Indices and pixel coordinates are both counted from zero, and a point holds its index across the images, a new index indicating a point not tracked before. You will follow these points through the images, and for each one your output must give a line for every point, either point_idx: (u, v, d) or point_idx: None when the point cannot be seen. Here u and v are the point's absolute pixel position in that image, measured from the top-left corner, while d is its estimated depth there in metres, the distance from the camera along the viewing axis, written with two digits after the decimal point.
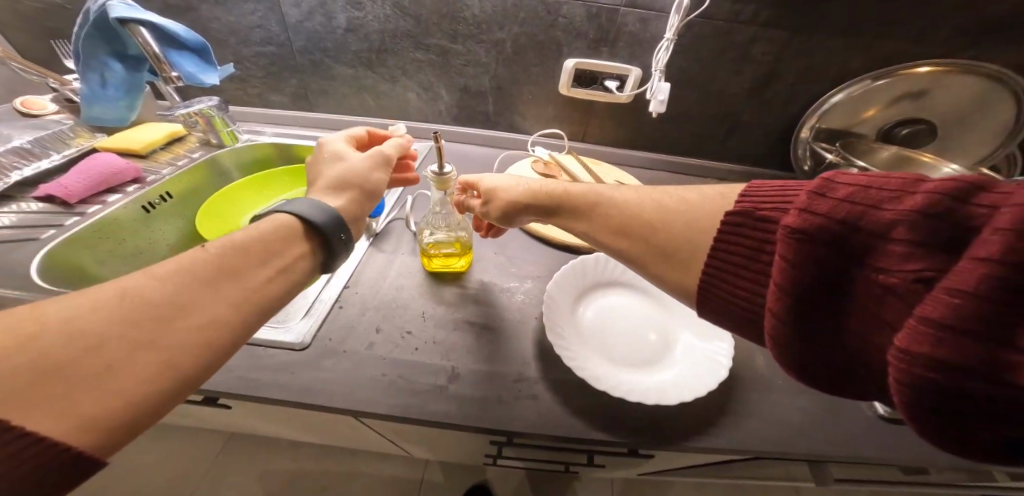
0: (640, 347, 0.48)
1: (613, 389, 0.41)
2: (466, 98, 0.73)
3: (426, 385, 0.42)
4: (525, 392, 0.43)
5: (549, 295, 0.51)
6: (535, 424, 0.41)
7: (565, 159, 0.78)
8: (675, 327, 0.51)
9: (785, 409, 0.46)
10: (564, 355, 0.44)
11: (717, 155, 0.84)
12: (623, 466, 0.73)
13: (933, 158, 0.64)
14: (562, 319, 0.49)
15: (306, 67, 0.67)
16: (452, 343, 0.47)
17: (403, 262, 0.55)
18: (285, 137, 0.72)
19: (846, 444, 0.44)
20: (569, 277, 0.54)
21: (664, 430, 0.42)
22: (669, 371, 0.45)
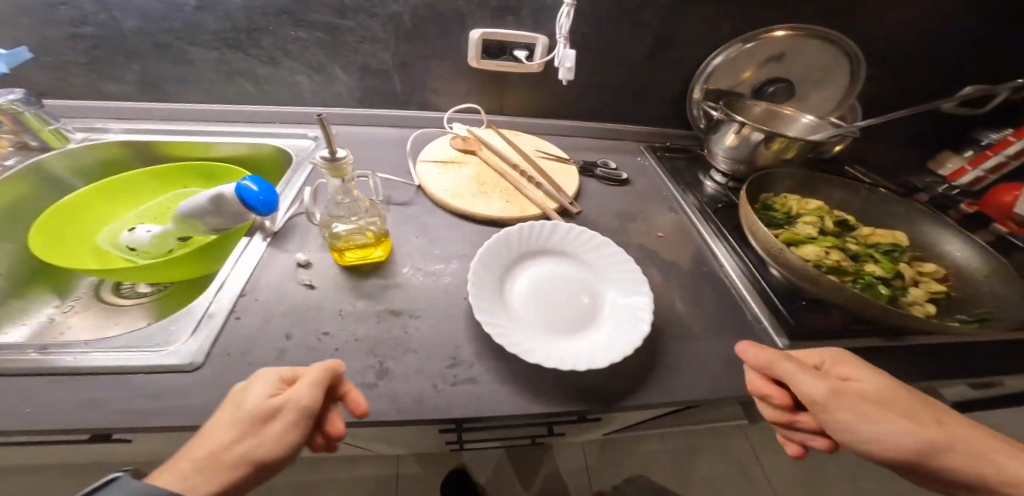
0: (572, 313, 0.47)
1: (545, 361, 0.40)
2: (367, 77, 0.67)
3: (353, 386, 0.39)
4: (461, 377, 0.42)
5: (474, 272, 0.47)
6: (473, 406, 0.40)
7: (485, 134, 0.76)
8: (608, 288, 0.50)
9: (705, 355, 0.48)
10: (493, 333, 0.41)
11: (635, 119, 0.86)
12: (581, 432, 0.74)
13: (792, 111, 0.71)
14: (486, 296, 0.45)
15: (152, 51, 0.58)
16: (378, 337, 0.44)
17: (317, 260, 0.50)
18: (145, 132, 0.62)
19: None
20: (491, 252, 0.50)
21: (599, 395, 0.43)
22: (599, 332, 0.46)
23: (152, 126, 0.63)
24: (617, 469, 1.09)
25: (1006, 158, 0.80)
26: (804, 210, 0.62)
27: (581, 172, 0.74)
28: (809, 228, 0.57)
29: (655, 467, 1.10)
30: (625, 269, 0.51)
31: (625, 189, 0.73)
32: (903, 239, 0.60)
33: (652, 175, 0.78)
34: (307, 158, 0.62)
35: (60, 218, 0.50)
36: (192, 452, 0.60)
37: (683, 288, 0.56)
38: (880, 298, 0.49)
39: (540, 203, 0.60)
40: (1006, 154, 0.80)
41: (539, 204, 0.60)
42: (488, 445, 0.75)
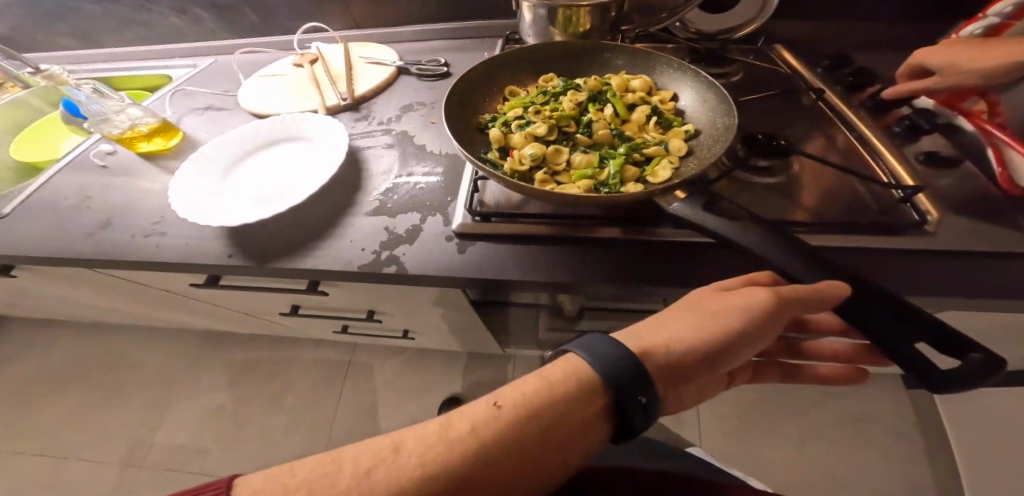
0: (268, 189, 0.59)
1: (191, 207, 0.53)
2: (221, 11, 0.87)
3: (82, 231, 0.60)
4: (154, 232, 0.59)
5: (209, 150, 0.62)
6: (148, 250, 0.56)
7: (333, 49, 0.85)
8: (318, 168, 0.60)
9: (371, 222, 0.55)
10: (171, 184, 0.56)
11: (487, 17, 0.84)
12: (421, 327, 0.83)
13: None
14: (206, 168, 0.60)
15: (97, 13, 0.90)
16: (130, 200, 0.63)
17: (121, 150, 0.72)
18: (99, 72, 0.92)
19: (417, 255, 0.51)
20: (235, 139, 0.64)
21: (241, 248, 0.55)
22: (269, 205, 0.56)
23: (100, 65, 0.96)
24: None
25: (999, 19, 0.63)
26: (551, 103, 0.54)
27: (398, 74, 0.77)
28: (536, 125, 0.50)
29: None
30: (335, 151, 0.59)
31: (438, 84, 0.74)
32: (664, 95, 0.55)
33: None
34: (175, 85, 0.83)
35: (30, 132, 0.84)
36: (146, 301, 0.88)
37: (413, 171, 0.60)
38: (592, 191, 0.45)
39: (320, 102, 0.71)
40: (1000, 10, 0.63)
41: (322, 105, 0.70)
42: (352, 328, 0.90)
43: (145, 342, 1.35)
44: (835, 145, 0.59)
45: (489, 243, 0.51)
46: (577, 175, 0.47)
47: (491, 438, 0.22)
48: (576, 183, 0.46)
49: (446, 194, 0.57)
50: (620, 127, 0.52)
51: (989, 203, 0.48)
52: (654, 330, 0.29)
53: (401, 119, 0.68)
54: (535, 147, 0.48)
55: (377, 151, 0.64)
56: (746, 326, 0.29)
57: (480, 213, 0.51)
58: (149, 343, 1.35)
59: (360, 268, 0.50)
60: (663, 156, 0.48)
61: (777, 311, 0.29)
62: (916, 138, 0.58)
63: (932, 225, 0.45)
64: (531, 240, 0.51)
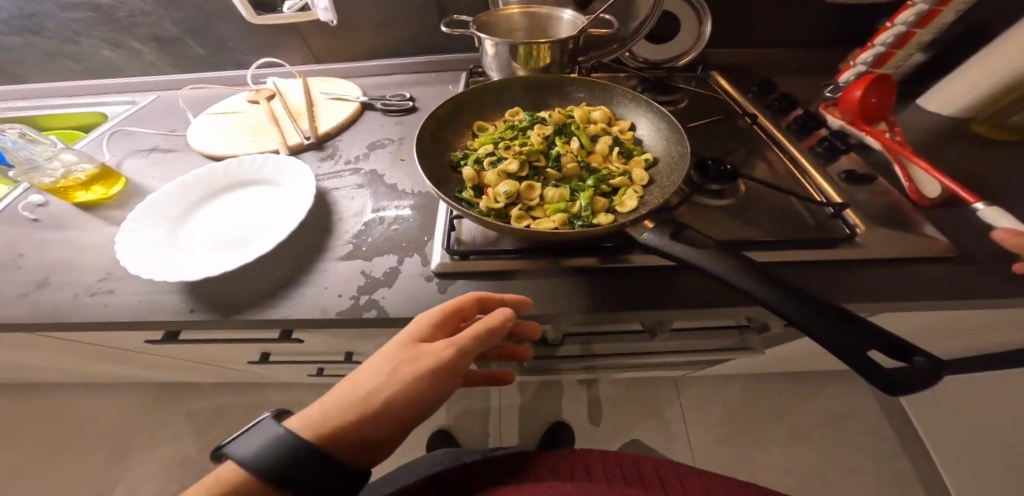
0: (231, 236, 0.56)
1: (143, 262, 0.49)
2: (164, 46, 0.83)
3: (14, 294, 0.54)
4: (102, 289, 0.54)
5: (159, 197, 0.58)
6: (97, 310, 0.52)
7: (291, 84, 0.83)
8: (285, 211, 0.58)
9: (347, 265, 0.54)
10: (119, 238, 0.52)
11: (449, 50, 0.86)
12: None
13: (548, 6, 0.65)
14: (159, 215, 0.56)
15: (15, 48, 0.82)
16: (70, 256, 0.58)
17: (54, 201, 0.66)
18: (19, 111, 0.84)
19: (397, 298, 0.50)
20: (193, 182, 0.61)
21: (205, 302, 0.52)
22: (233, 253, 0.53)
23: (19, 102, 0.87)
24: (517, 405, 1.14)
25: (884, 49, 0.74)
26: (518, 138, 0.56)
27: (362, 109, 0.76)
28: (508, 161, 0.51)
29: (553, 402, 1.14)
30: (302, 195, 0.58)
31: (404, 119, 0.74)
32: (623, 125, 0.59)
33: None
34: (114, 125, 0.77)
35: None
36: (86, 360, 0.79)
37: (386, 210, 0.60)
38: (567, 225, 0.47)
39: (280, 139, 0.68)
40: (883, 43, 0.74)
41: (284, 143, 0.68)
42: (328, 369, 0.86)
43: (81, 403, 1.21)
44: (772, 165, 0.66)
45: (470, 281, 0.52)
46: (552, 209, 0.49)
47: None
48: (551, 217, 0.48)
49: (422, 232, 0.57)
50: (586, 159, 0.55)
51: (902, 213, 0.57)
52: (342, 395, 0.33)
53: (368, 155, 0.67)
54: (509, 184, 0.49)
55: (346, 190, 0.63)
56: (417, 370, 0.33)
57: (458, 251, 0.52)
58: (86, 403, 1.21)
59: (341, 316, 0.49)
60: (627, 186, 0.51)
61: (448, 355, 0.34)
62: (833, 160, 0.65)
63: (862, 238, 0.51)
64: (510, 274, 0.52)
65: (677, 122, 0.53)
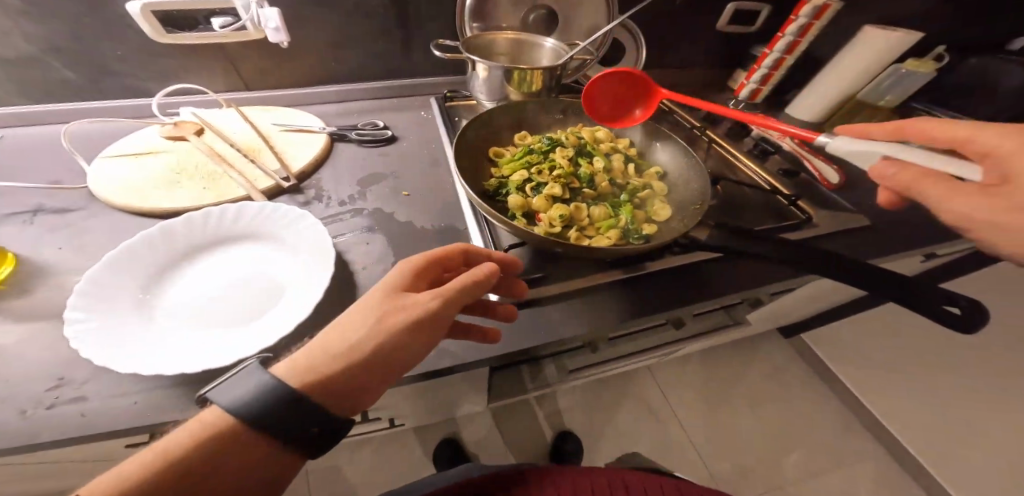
0: (238, 306, 0.43)
1: (134, 361, 0.35)
2: (18, 68, 0.61)
3: None
4: (61, 398, 0.35)
5: (106, 268, 0.41)
6: (57, 431, 0.33)
7: (223, 115, 0.69)
8: (301, 263, 0.47)
9: None
10: (70, 334, 0.35)
11: (411, 74, 0.82)
12: (414, 413, 0.73)
13: (528, 34, 0.69)
14: (111, 299, 0.39)
15: None
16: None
17: None
18: None
19: (468, 341, 0.46)
20: (142, 247, 0.44)
21: None
22: (254, 325, 0.41)
23: None
24: (513, 427, 1.11)
25: (766, 71, 0.93)
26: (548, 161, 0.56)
27: (331, 141, 0.66)
28: (552, 186, 0.51)
29: (548, 414, 1.14)
30: (316, 245, 0.47)
31: (387, 150, 0.67)
32: (625, 142, 0.64)
33: (424, 131, 0.73)
34: None
35: None
36: None
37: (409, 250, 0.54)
38: (627, 239, 0.49)
39: (245, 183, 0.56)
40: (767, 66, 0.92)
41: (252, 187, 0.56)
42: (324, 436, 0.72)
43: None
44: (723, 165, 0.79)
45: (531, 309, 0.50)
46: (605, 226, 0.50)
47: (157, 474, 0.25)
48: (607, 234, 0.50)
49: None
50: (612, 176, 0.58)
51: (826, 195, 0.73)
52: (327, 340, 0.31)
53: (364, 194, 0.59)
54: (561, 208, 0.49)
55: (352, 234, 0.54)
56: (408, 317, 0.32)
57: (516, 280, 0.50)
58: None
59: (410, 373, 0.43)
60: (654, 197, 0.56)
61: (436, 303, 0.32)
62: (764, 159, 0.81)
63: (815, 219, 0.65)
64: (567, 294, 0.52)
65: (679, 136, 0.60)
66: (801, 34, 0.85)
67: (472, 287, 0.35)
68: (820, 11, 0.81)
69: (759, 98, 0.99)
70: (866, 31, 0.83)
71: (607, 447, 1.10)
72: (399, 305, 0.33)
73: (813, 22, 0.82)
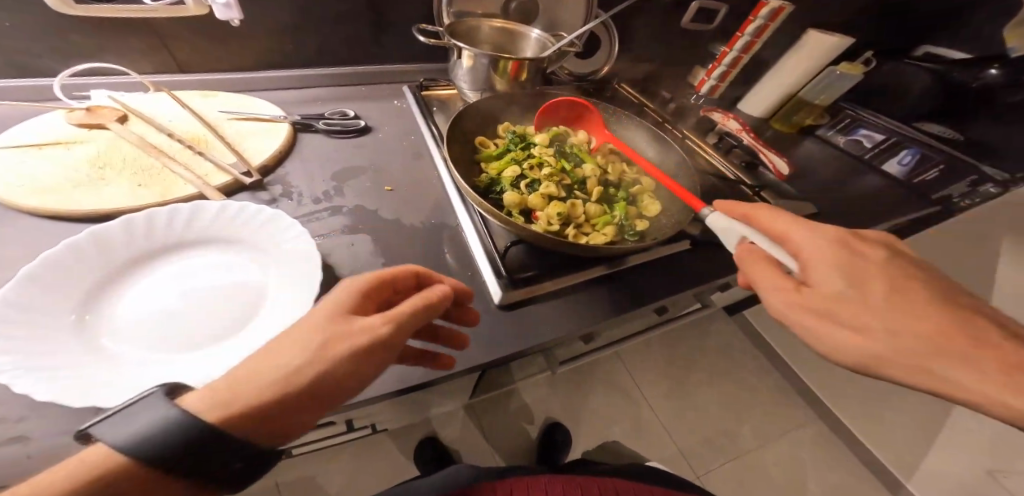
0: (208, 325, 0.35)
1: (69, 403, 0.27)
2: None
3: None
4: None
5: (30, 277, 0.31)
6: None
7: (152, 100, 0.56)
8: (285, 272, 0.38)
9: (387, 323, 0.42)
10: None
11: (381, 59, 0.76)
12: (401, 417, 0.69)
13: (514, 23, 0.67)
14: (35, 326, 0.30)
15: None
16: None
17: None
18: None
19: (470, 348, 0.43)
20: (69, 257, 0.34)
21: None
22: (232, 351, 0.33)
23: None
24: (495, 421, 1.10)
25: (726, 68, 0.97)
26: (539, 155, 0.53)
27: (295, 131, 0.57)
28: (548, 184, 0.49)
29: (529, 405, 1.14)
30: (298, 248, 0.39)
31: (361, 142, 0.59)
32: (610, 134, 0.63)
33: (400, 121, 0.66)
34: None
35: None
36: None
37: (403, 252, 0.47)
38: (621, 237, 0.50)
39: (192, 177, 0.46)
40: (726, 63, 0.96)
41: (201, 182, 0.46)
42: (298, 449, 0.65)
43: None
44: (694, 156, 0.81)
45: (538, 304, 0.48)
46: (601, 223, 0.50)
47: None
48: (604, 231, 0.50)
49: (461, 265, 0.49)
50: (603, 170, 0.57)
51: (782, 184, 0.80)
52: (255, 367, 0.25)
53: (340, 190, 0.51)
54: (560, 207, 0.48)
55: (332, 236, 0.45)
56: (354, 340, 0.27)
57: (519, 278, 0.48)
58: None
59: (422, 382, 0.39)
60: (643, 191, 0.57)
61: (389, 325, 0.28)
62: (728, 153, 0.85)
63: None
64: (568, 291, 0.50)
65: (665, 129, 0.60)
66: (757, 34, 0.89)
67: (425, 309, 0.31)
68: (775, 13, 0.85)
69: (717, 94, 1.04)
70: (809, 33, 0.88)
71: (586, 433, 1.12)
72: (344, 325, 0.28)
73: (768, 23, 0.87)
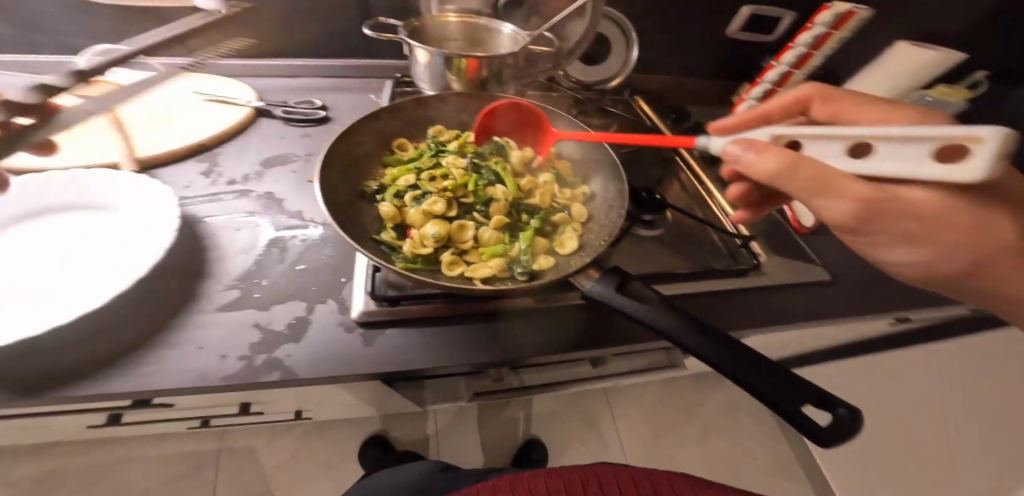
0: (32, 287, 0.38)
1: None
2: None
3: None
4: None
5: None
6: None
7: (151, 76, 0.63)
8: (127, 248, 0.41)
9: (229, 317, 0.41)
10: None
11: (368, 53, 0.78)
12: (314, 407, 0.69)
13: (484, 19, 0.63)
14: None
15: None
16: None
17: None
18: None
19: (305, 360, 0.40)
20: None
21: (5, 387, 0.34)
22: (38, 314, 0.36)
23: None
24: (453, 433, 1.05)
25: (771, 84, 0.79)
26: (446, 168, 0.48)
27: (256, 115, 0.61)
28: (433, 201, 0.44)
29: (493, 426, 1.07)
30: (153, 222, 0.43)
31: (313, 132, 0.63)
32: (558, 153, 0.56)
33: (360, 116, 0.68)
34: None
35: None
36: None
37: (286, 245, 0.48)
38: (511, 270, 0.42)
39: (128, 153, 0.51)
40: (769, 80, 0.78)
41: (132, 157, 0.51)
42: (214, 421, 0.68)
43: None
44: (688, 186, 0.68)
45: (398, 330, 0.44)
46: (489, 253, 0.43)
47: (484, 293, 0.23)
48: (489, 263, 0.43)
49: (340, 273, 0.47)
50: (525, 191, 0.49)
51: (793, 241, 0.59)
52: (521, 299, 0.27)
53: (261, 175, 0.54)
54: (437, 225, 0.42)
55: (228, 214, 0.49)
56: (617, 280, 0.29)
57: (385, 297, 0.44)
58: None
59: (222, 384, 0.37)
60: (569, 220, 0.48)
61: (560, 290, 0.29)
62: None
63: (763, 266, 0.54)
64: (435, 321, 0.45)
65: (610, 150, 0.51)
66: (816, 46, 0.71)
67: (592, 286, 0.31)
68: (843, 19, 0.68)
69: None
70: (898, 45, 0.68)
71: None
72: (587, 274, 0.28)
73: (831, 32, 0.69)
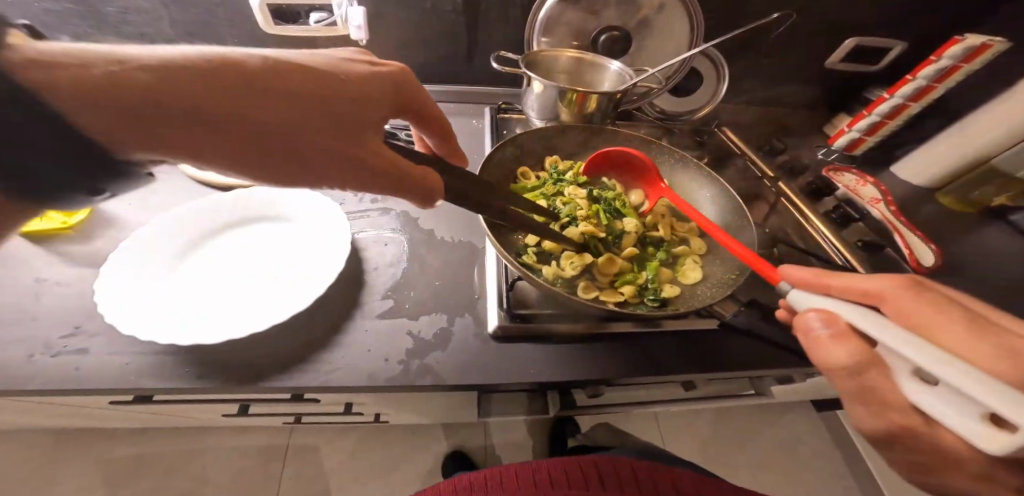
0: (240, 286, 0.46)
1: (133, 328, 0.39)
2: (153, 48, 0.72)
3: None
4: (71, 347, 0.42)
5: (144, 233, 0.47)
6: (68, 376, 0.41)
7: None
8: (309, 254, 0.49)
9: (386, 325, 0.48)
10: (97, 285, 0.42)
11: (472, 81, 0.85)
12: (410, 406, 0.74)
13: (595, 55, 0.67)
14: (145, 262, 0.45)
15: None
16: (18, 307, 0.45)
17: None
18: None
19: (453, 367, 0.45)
20: (172, 228, 0.49)
21: (231, 372, 0.43)
22: (251, 309, 0.44)
23: None
24: (515, 441, 1.08)
25: (879, 118, 0.79)
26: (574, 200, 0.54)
27: None
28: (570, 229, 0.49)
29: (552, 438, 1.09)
30: (328, 236, 0.51)
31: None
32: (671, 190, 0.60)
33: (470, 139, 0.75)
34: None
35: None
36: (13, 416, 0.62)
37: (424, 260, 0.55)
38: (642, 297, 0.45)
39: None
40: (879, 113, 0.79)
41: None
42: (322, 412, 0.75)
43: None
44: (784, 218, 0.70)
45: (530, 345, 0.48)
46: (619, 279, 0.47)
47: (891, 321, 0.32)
48: (619, 289, 0.46)
49: (471, 289, 0.53)
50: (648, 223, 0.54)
51: None
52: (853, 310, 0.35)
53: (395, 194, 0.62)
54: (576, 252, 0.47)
55: (378, 231, 0.57)
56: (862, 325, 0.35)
57: (518, 314, 0.48)
58: None
59: (389, 383, 0.43)
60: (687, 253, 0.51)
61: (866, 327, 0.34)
62: (846, 226, 0.70)
63: None
64: (563, 339, 0.49)
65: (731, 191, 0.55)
66: (940, 79, 0.71)
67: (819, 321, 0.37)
68: (973, 54, 0.68)
69: (859, 150, 0.86)
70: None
71: None
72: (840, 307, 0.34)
73: (959, 65, 0.69)
